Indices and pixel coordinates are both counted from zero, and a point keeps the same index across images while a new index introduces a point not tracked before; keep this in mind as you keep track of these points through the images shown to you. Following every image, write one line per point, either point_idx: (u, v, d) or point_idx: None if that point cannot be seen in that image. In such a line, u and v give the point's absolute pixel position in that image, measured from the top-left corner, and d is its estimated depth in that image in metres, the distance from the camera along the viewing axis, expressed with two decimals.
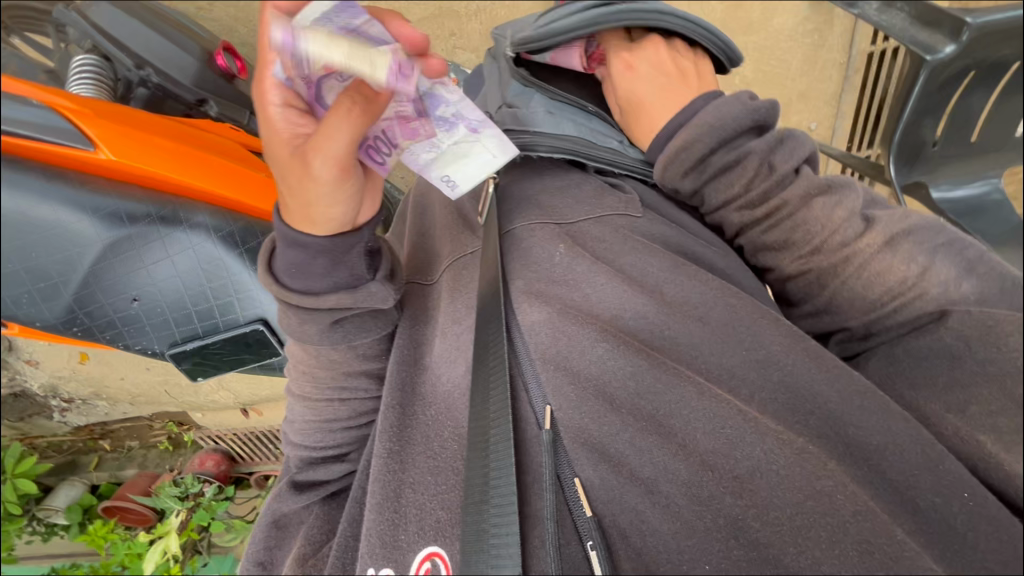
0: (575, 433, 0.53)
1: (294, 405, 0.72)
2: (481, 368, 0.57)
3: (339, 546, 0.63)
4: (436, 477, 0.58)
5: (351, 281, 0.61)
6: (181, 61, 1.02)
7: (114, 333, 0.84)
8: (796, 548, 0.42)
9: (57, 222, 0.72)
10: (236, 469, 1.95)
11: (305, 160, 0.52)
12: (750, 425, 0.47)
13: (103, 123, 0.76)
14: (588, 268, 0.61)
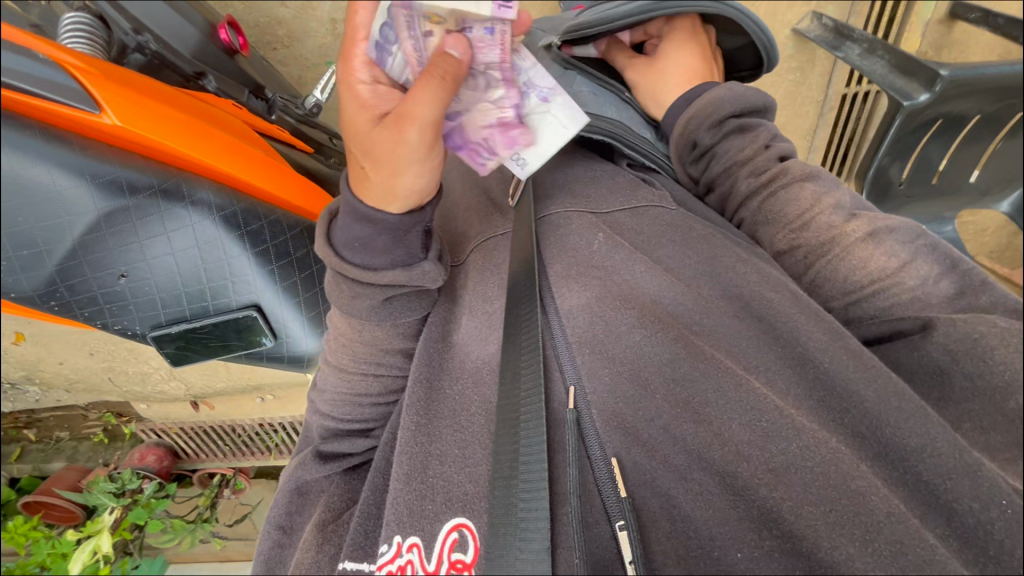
0: (608, 416, 0.56)
1: (328, 373, 0.74)
2: (512, 346, 0.61)
3: (362, 513, 0.64)
4: (463, 451, 0.60)
5: (406, 259, 0.66)
6: (182, 30, 0.96)
7: (94, 310, 0.79)
8: (830, 542, 0.44)
9: (52, 187, 0.68)
10: (179, 465, 2.33)
11: (395, 133, 0.54)
12: (786, 422, 0.49)
13: (110, 87, 0.72)
14: (627, 256, 0.67)
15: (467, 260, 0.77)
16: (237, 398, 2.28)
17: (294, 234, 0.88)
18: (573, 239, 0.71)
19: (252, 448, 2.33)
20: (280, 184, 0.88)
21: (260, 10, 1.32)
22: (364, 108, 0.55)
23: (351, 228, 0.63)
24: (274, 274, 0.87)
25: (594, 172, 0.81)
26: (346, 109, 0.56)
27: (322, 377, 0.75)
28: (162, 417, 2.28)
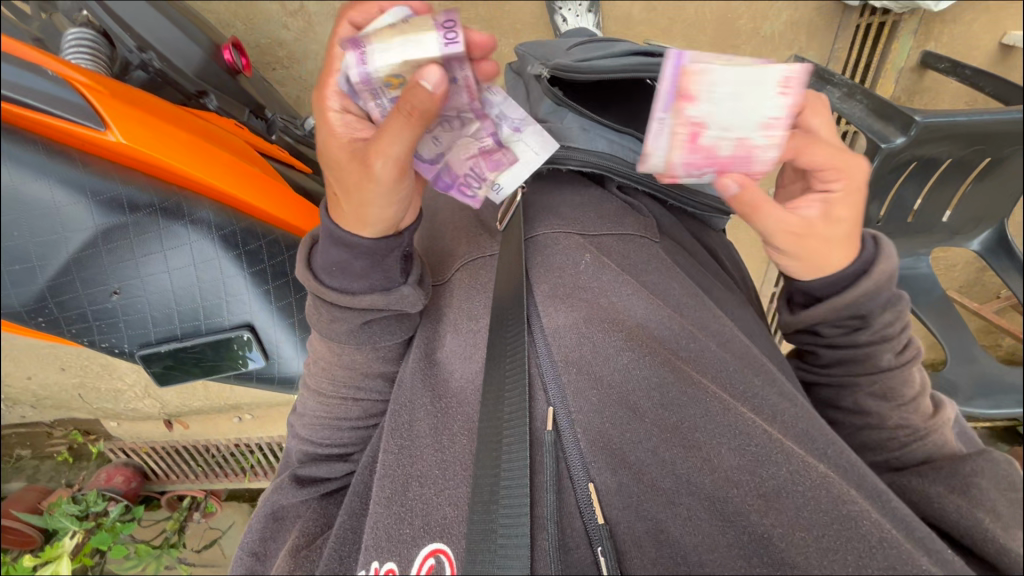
0: (593, 437, 0.51)
1: (307, 395, 0.72)
2: (495, 369, 0.57)
3: (336, 538, 0.59)
4: (444, 471, 0.54)
5: (384, 283, 0.66)
6: (187, 50, 0.98)
7: (83, 327, 0.78)
8: (822, 571, 0.41)
9: (50, 203, 0.67)
10: (147, 487, 2.27)
11: (365, 165, 0.56)
12: (776, 446, 0.47)
13: (116, 105, 0.72)
14: (613, 278, 0.66)
15: (452, 278, 0.74)
16: (212, 418, 2.19)
17: (291, 254, 0.87)
18: (558, 258, 0.70)
19: (225, 470, 2.26)
20: (279, 203, 0.88)
21: (261, 32, 1.34)
22: (336, 136, 0.57)
23: (327, 249, 0.64)
24: (269, 294, 0.87)
25: (582, 199, 0.81)
26: (319, 137, 0.58)
27: (301, 400, 0.73)
28: (132, 437, 2.21)
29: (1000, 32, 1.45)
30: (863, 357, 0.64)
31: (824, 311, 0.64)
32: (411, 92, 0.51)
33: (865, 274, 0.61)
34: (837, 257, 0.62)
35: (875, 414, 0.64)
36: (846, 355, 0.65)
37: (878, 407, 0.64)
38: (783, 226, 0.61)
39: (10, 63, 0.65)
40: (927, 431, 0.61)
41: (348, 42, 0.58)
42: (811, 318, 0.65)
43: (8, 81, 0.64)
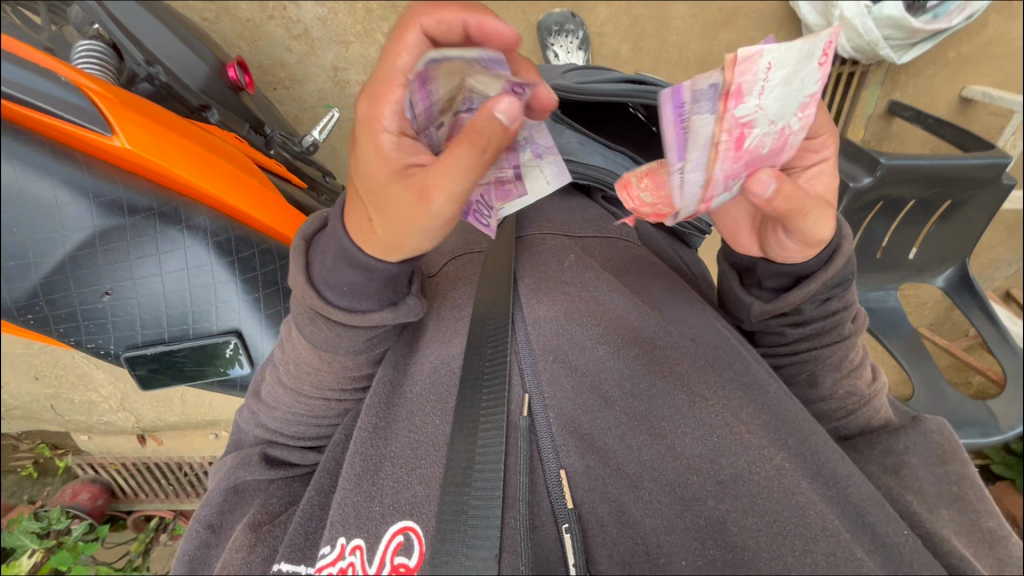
0: (564, 421, 0.52)
1: (281, 391, 0.66)
2: (476, 357, 0.59)
3: (303, 514, 0.58)
4: (415, 451, 0.55)
5: (392, 298, 0.60)
6: (194, 66, 1.02)
7: (70, 326, 0.79)
8: (770, 553, 0.44)
9: (52, 202, 0.69)
10: (112, 505, 2.18)
11: (417, 199, 0.48)
12: (734, 438, 0.51)
13: (123, 113, 0.75)
14: (593, 276, 0.69)
15: (440, 272, 0.74)
16: (188, 434, 2.14)
17: (284, 263, 0.90)
18: (540, 257, 0.73)
19: (195, 490, 2.19)
20: (273, 214, 0.90)
21: (265, 53, 1.39)
22: (385, 160, 0.48)
23: (342, 275, 0.56)
24: (258, 301, 0.88)
25: (571, 215, 0.84)
26: (364, 158, 0.49)
27: (274, 394, 0.67)
28: (102, 451, 2.15)
29: (960, 85, 1.56)
30: (830, 327, 0.70)
31: (812, 288, 0.66)
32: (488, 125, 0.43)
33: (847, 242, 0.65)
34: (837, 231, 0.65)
35: (827, 385, 0.70)
36: (816, 329, 0.70)
37: (831, 378, 0.70)
38: (806, 217, 0.60)
39: (25, 68, 0.67)
40: (870, 396, 0.69)
41: (417, 52, 0.48)
42: (800, 297, 0.67)
43: (22, 84, 0.66)
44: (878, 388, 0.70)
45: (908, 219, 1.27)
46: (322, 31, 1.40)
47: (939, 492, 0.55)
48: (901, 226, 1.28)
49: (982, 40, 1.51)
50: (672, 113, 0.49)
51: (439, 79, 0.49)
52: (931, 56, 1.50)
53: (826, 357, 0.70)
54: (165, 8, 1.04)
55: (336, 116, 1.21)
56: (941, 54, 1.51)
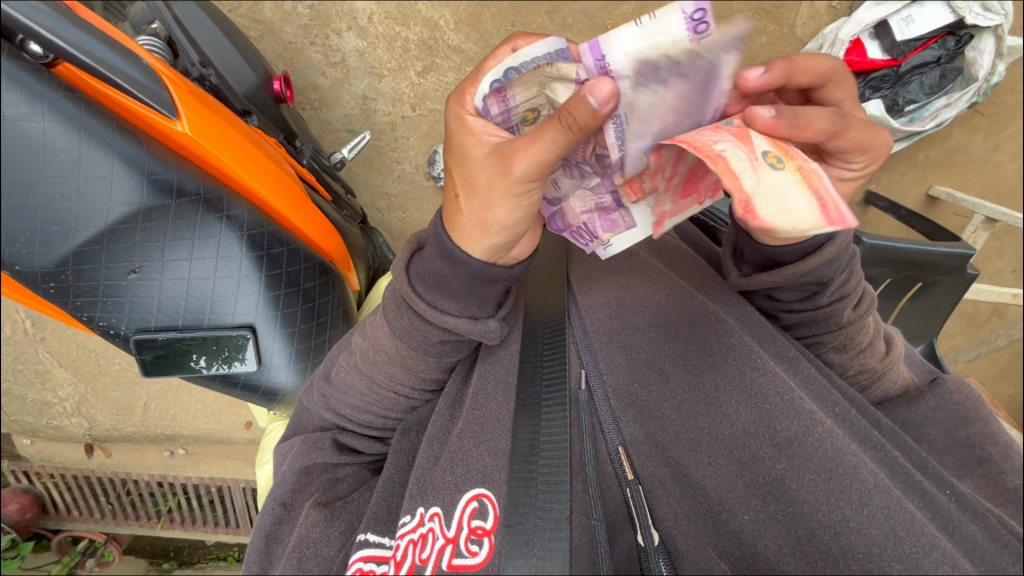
0: (623, 397, 0.64)
1: (357, 377, 0.71)
2: (534, 346, 0.69)
3: (385, 490, 0.68)
4: (481, 426, 0.63)
5: (472, 312, 0.65)
6: (243, 72, 1.07)
7: (88, 301, 0.77)
8: (827, 505, 0.52)
9: (105, 174, 0.71)
10: (38, 523, 2.02)
11: (505, 173, 0.55)
12: (788, 404, 0.58)
13: (187, 102, 0.81)
14: (641, 267, 0.75)
15: None
16: (141, 449, 1.98)
17: (308, 265, 0.93)
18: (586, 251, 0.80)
19: (138, 513, 2.04)
20: (301, 214, 0.95)
21: (300, 75, 1.47)
22: (476, 140, 0.58)
23: (433, 266, 0.64)
24: (278, 299, 0.89)
25: None
26: (459, 140, 0.59)
27: (347, 381, 0.71)
28: (42, 459, 1.99)
29: (926, 184, 1.73)
30: (824, 317, 0.71)
31: (784, 275, 0.67)
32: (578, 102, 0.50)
33: (830, 242, 0.66)
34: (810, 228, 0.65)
35: (835, 365, 0.73)
36: (807, 316, 0.72)
37: (839, 359, 0.73)
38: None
39: (110, 47, 0.72)
40: (883, 370, 0.72)
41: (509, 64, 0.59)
42: (771, 280, 0.68)
43: (104, 61, 0.70)
44: (891, 361, 0.72)
45: (884, 294, 1.37)
46: (359, 62, 1.49)
47: (960, 460, 0.61)
48: (888, 290, 1.36)
49: (946, 147, 1.70)
50: (591, 66, 0.52)
51: (518, 87, 0.58)
52: (903, 156, 1.69)
53: (825, 342, 0.73)
54: (225, 18, 1.10)
55: (366, 137, 1.28)
56: (912, 155, 1.69)
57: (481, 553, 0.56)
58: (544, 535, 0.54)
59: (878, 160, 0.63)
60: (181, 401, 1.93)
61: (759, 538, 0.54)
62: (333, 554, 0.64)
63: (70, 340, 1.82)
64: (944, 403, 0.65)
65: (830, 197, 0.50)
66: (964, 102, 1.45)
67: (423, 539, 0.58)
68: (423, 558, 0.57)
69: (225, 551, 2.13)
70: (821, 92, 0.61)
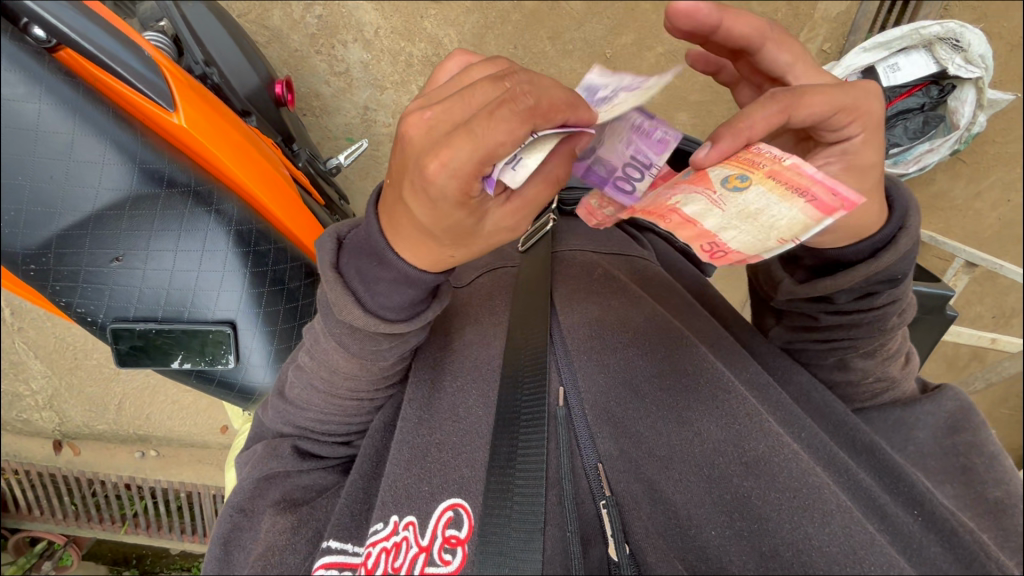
0: (599, 413, 0.62)
1: (313, 394, 0.69)
2: (515, 362, 0.66)
3: (349, 497, 0.66)
4: (461, 438, 0.64)
5: (404, 316, 0.63)
6: (246, 74, 1.09)
7: (66, 286, 0.77)
8: (791, 524, 0.53)
9: (97, 159, 0.72)
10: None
11: (509, 231, 0.56)
12: (756, 425, 0.58)
13: (184, 95, 0.83)
14: (621, 292, 0.75)
15: (473, 283, 0.81)
16: (112, 448, 1.93)
17: (294, 265, 0.92)
18: (572, 270, 0.80)
19: (102, 516, 1.98)
20: (290, 211, 0.95)
21: (304, 82, 1.50)
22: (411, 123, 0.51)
23: (377, 272, 0.60)
24: (261, 297, 0.89)
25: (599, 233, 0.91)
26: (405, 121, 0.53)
27: (304, 398, 0.70)
28: (7, 454, 1.94)
29: None
30: (874, 320, 0.68)
31: (853, 276, 0.64)
32: (565, 163, 0.54)
33: (903, 234, 0.62)
34: (868, 216, 0.62)
35: (860, 372, 0.72)
36: (855, 320, 0.69)
37: (865, 364, 0.71)
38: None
39: (115, 38, 0.74)
40: (902, 379, 0.72)
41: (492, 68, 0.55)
42: (836, 284, 0.65)
43: (107, 50, 0.73)
44: (909, 372, 0.73)
45: None
46: (362, 73, 1.52)
47: (943, 466, 0.65)
48: None
49: (929, 192, 1.75)
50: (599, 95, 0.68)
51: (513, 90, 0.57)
52: None
53: (859, 347, 0.70)
54: (233, 21, 1.13)
55: (363, 146, 1.29)
56: None
57: (455, 561, 0.56)
58: (517, 546, 0.52)
59: (877, 117, 0.60)
60: (157, 400, 1.90)
61: (725, 554, 0.54)
62: (299, 562, 0.63)
63: (48, 332, 1.78)
64: (937, 409, 0.68)
65: (807, 184, 0.55)
66: (947, 149, 1.50)
67: (397, 548, 0.58)
68: (396, 566, 0.57)
69: (189, 562, 2.16)
70: (763, 56, 0.64)
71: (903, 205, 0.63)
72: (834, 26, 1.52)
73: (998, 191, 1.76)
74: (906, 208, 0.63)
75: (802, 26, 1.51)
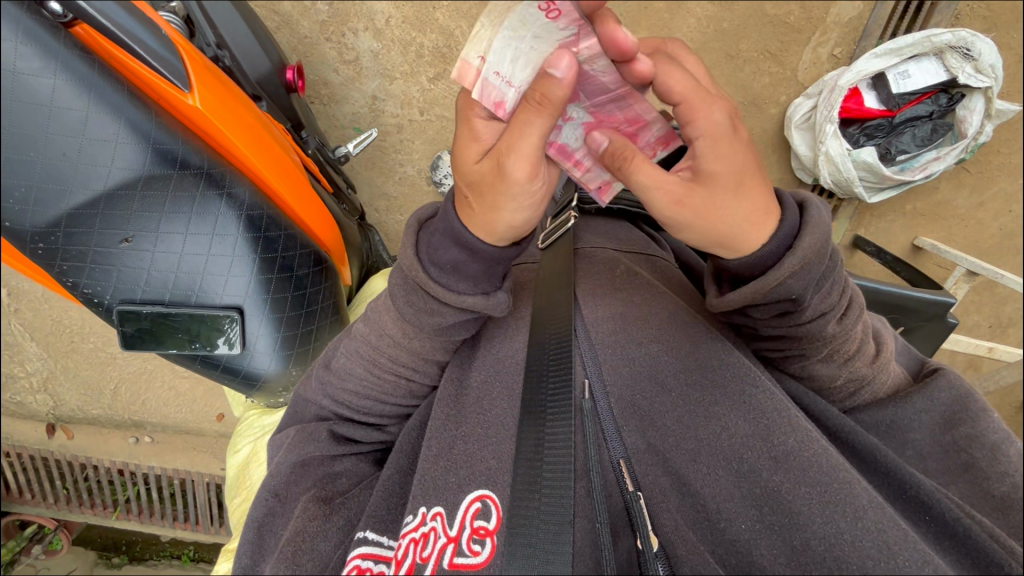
0: (625, 406, 0.64)
1: (357, 363, 0.74)
2: (541, 354, 0.67)
3: (385, 490, 0.67)
4: (486, 429, 0.65)
5: (452, 285, 0.66)
6: (259, 59, 1.09)
7: (75, 266, 0.75)
8: (823, 518, 0.52)
9: (110, 138, 0.71)
10: None
11: (498, 163, 0.55)
12: (784, 420, 0.58)
13: (201, 79, 0.82)
14: (642, 285, 0.76)
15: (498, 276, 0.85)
16: (106, 434, 1.91)
17: (304, 252, 0.92)
18: (595, 266, 0.81)
19: (94, 502, 1.96)
20: (297, 194, 0.95)
21: (313, 69, 1.50)
22: None
23: (435, 226, 0.66)
24: (270, 283, 0.88)
25: (614, 230, 0.93)
26: None
27: (346, 367, 0.74)
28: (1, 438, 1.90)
29: (912, 235, 1.80)
30: (805, 334, 0.65)
31: (745, 293, 0.61)
32: (545, 81, 0.50)
33: (789, 254, 0.59)
34: (744, 231, 0.58)
35: (825, 378, 0.68)
36: (785, 331, 0.66)
37: (827, 369, 0.67)
38: (649, 188, 0.56)
39: (132, 15, 0.73)
40: (870, 377, 0.68)
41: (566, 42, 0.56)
42: (737, 301, 0.62)
43: (123, 26, 0.72)
44: (881, 364, 0.69)
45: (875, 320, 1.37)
46: (372, 62, 1.51)
47: (946, 466, 0.61)
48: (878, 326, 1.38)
49: (932, 200, 1.76)
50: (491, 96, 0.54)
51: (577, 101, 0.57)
52: (892, 205, 1.75)
53: (810, 354, 0.68)
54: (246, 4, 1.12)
55: (374, 134, 1.28)
56: (899, 205, 1.75)
57: (484, 553, 0.56)
58: (548, 538, 0.51)
59: (724, 128, 0.54)
60: (154, 386, 1.88)
61: (755, 547, 0.54)
62: (330, 550, 0.63)
63: (45, 314, 1.76)
64: (931, 404, 0.64)
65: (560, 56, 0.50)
66: (953, 158, 1.51)
67: (426, 538, 0.58)
68: (424, 556, 0.57)
69: (179, 550, 2.16)
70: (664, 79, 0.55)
71: (793, 222, 0.59)
72: (846, 31, 1.52)
73: (1000, 202, 1.77)
74: (798, 228, 0.60)
75: (814, 29, 1.52)
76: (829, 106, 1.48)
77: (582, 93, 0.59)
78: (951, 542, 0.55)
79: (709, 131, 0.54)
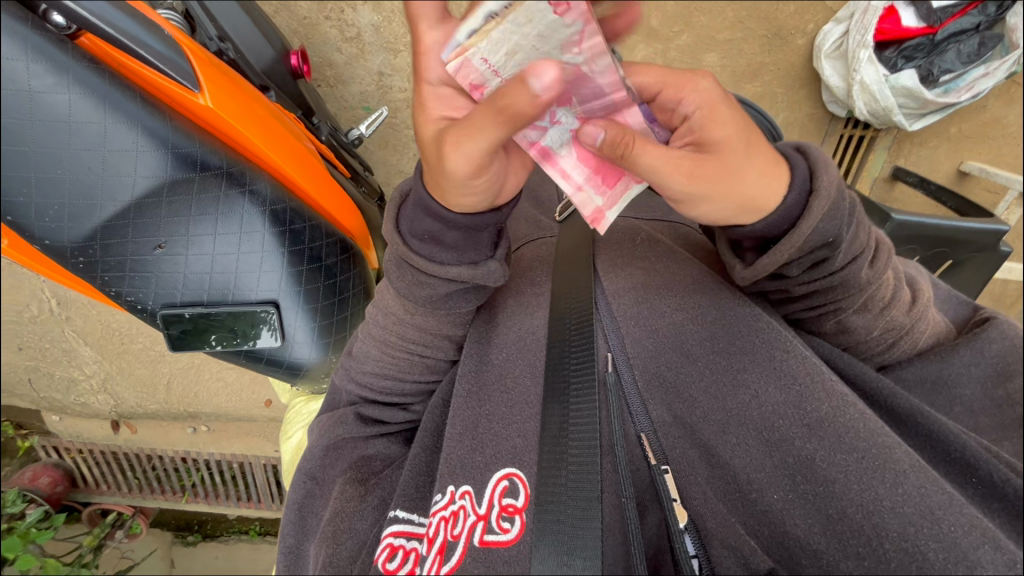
0: (648, 376, 0.63)
1: (371, 346, 0.75)
2: (562, 331, 0.67)
3: (413, 470, 0.68)
4: (511, 408, 0.65)
5: (431, 256, 0.65)
6: (261, 48, 1.07)
7: (116, 276, 0.77)
8: (860, 485, 0.51)
9: (130, 147, 0.71)
10: (72, 495, 2.08)
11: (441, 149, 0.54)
12: (819, 384, 0.57)
13: (206, 78, 0.81)
14: (660, 250, 0.75)
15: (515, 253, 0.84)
16: (165, 426, 2.02)
17: (329, 240, 0.93)
18: (613, 238, 0.79)
19: (164, 487, 2.09)
20: (313, 183, 0.94)
21: (316, 50, 1.46)
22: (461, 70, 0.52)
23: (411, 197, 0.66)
24: (301, 275, 0.89)
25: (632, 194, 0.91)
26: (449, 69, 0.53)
27: (363, 350, 0.76)
28: (71, 434, 2.03)
29: (957, 159, 1.69)
30: (840, 283, 0.62)
31: (784, 252, 0.59)
32: (518, 90, 0.46)
33: (814, 197, 0.58)
34: (761, 188, 0.58)
35: (861, 330, 0.65)
36: (819, 286, 0.63)
37: (862, 322, 0.65)
38: (659, 168, 0.54)
39: (133, 19, 0.72)
40: (908, 326, 0.65)
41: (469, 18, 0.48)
42: (773, 263, 0.60)
43: (125, 31, 0.71)
44: (918, 313, 0.66)
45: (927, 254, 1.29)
46: (374, 36, 1.47)
47: (998, 421, 0.60)
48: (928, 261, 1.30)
49: (979, 121, 1.64)
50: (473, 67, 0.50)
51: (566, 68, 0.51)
52: (933, 130, 1.64)
53: (845, 307, 0.64)
54: None
55: (385, 111, 1.23)
56: (943, 129, 1.64)
57: (514, 529, 0.57)
58: (575, 515, 0.52)
59: (714, 97, 0.56)
60: (203, 379, 1.96)
61: (788, 517, 0.53)
62: (367, 528, 0.65)
63: (95, 319, 1.85)
64: (983, 356, 0.62)
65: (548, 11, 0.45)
66: (1004, 73, 1.40)
67: (455, 516, 0.60)
68: (455, 534, 0.59)
69: (246, 525, 2.29)
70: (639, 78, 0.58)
71: (802, 168, 0.60)
72: None
73: None
74: (811, 169, 0.60)
75: None
76: (862, 29, 1.38)
77: (576, 98, 0.55)
78: (1000, 503, 0.51)
79: (701, 102, 0.56)
